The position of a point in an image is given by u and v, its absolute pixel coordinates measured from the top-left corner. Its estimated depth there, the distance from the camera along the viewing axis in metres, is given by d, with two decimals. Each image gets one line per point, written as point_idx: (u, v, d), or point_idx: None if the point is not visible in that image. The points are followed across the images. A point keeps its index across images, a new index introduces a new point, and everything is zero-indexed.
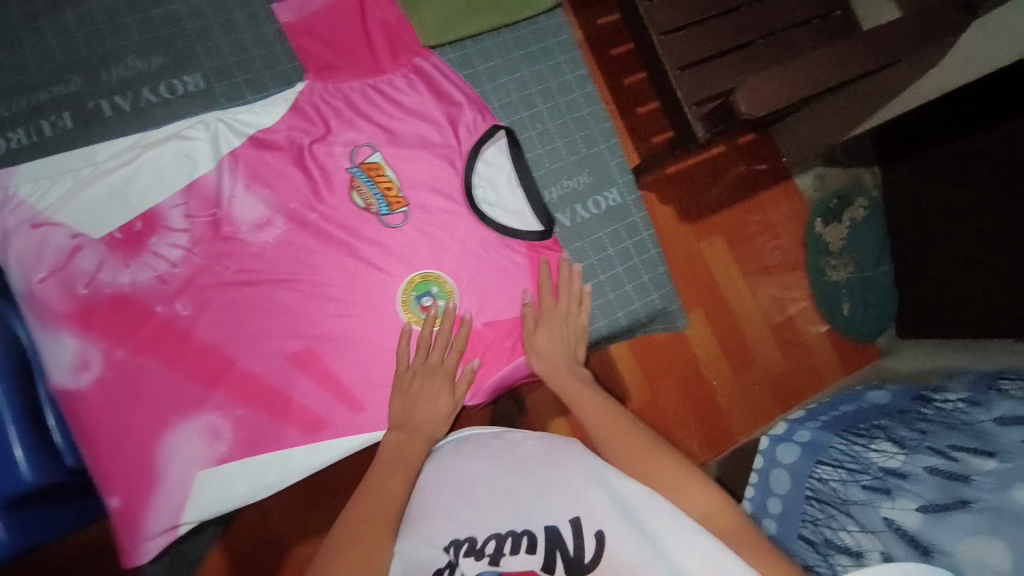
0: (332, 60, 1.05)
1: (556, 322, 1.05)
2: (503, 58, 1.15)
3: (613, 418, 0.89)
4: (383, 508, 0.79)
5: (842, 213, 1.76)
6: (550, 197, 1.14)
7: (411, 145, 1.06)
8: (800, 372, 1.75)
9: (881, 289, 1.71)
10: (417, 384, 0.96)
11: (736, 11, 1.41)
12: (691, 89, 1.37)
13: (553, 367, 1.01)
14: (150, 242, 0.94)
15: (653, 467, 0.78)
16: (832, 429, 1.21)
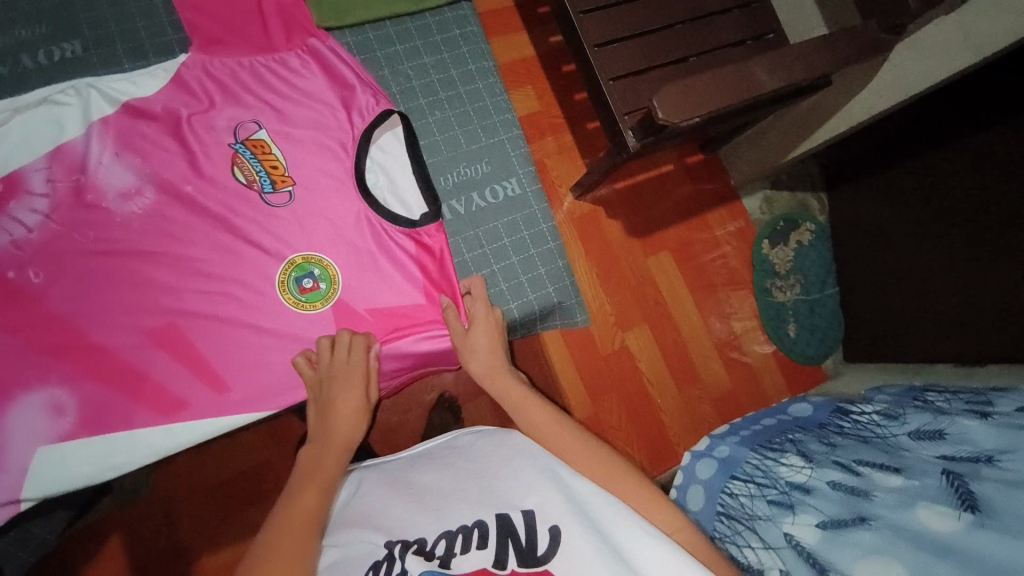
0: (220, 34, 0.83)
1: (484, 320, 0.83)
2: (423, 41, 0.92)
3: (558, 430, 0.74)
4: (299, 517, 0.64)
5: (790, 235, 1.79)
6: (441, 184, 0.89)
7: (305, 125, 0.85)
8: (744, 393, 1.72)
9: (823, 313, 1.76)
10: (326, 396, 0.76)
11: (672, 27, 1.40)
12: (622, 98, 1.34)
13: (489, 366, 0.81)
14: (7, 205, 0.73)
15: (614, 474, 0.68)
16: (748, 445, 1.16)
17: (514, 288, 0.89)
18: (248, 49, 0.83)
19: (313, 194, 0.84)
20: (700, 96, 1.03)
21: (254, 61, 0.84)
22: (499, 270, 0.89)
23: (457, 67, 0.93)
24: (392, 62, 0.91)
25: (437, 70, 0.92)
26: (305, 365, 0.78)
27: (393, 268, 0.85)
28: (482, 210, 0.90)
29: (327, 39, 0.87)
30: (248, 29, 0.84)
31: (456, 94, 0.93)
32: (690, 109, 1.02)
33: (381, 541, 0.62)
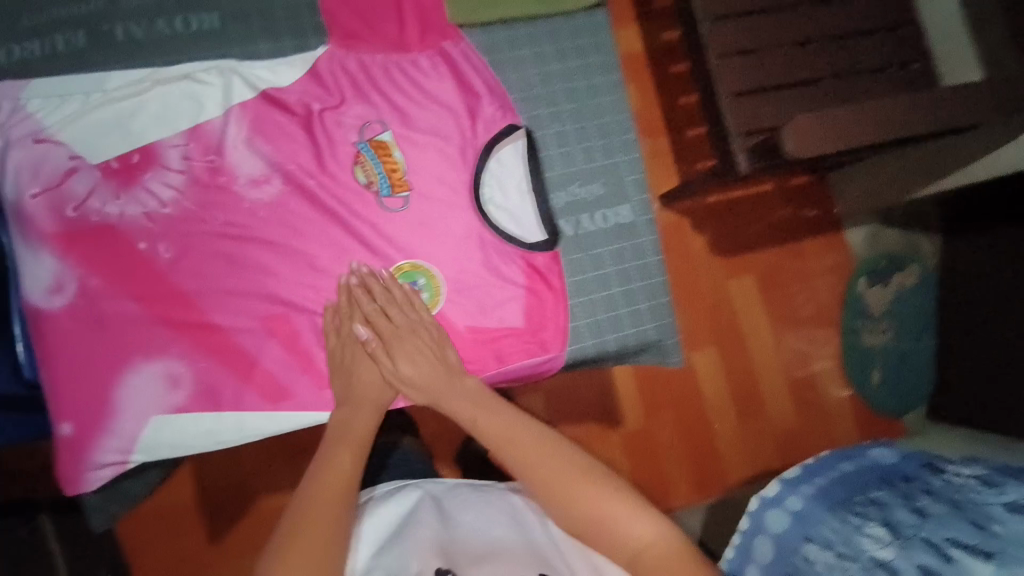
0: (357, 28, 0.81)
1: (409, 344, 0.78)
2: (553, 46, 0.87)
3: (517, 440, 0.74)
4: (330, 491, 0.67)
5: (891, 277, 1.62)
6: (554, 202, 0.86)
7: (428, 130, 0.82)
8: (811, 432, 1.63)
9: (913, 366, 1.58)
10: (348, 357, 0.77)
11: (809, 43, 1.28)
12: (741, 117, 1.25)
13: (424, 389, 0.77)
14: (143, 177, 0.75)
15: (574, 487, 0.71)
16: (826, 501, 1.09)
17: (612, 320, 0.85)
18: (383, 46, 0.82)
19: (428, 203, 0.82)
20: (833, 135, 0.93)
21: (388, 60, 0.82)
22: (599, 300, 0.85)
23: (583, 78, 0.87)
24: (518, 66, 0.86)
25: (562, 78, 0.87)
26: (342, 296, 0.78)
27: (499, 287, 0.83)
28: (592, 235, 0.86)
29: (460, 41, 0.84)
30: (384, 25, 0.82)
31: (579, 106, 0.87)
32: (819, 148, 0.93)
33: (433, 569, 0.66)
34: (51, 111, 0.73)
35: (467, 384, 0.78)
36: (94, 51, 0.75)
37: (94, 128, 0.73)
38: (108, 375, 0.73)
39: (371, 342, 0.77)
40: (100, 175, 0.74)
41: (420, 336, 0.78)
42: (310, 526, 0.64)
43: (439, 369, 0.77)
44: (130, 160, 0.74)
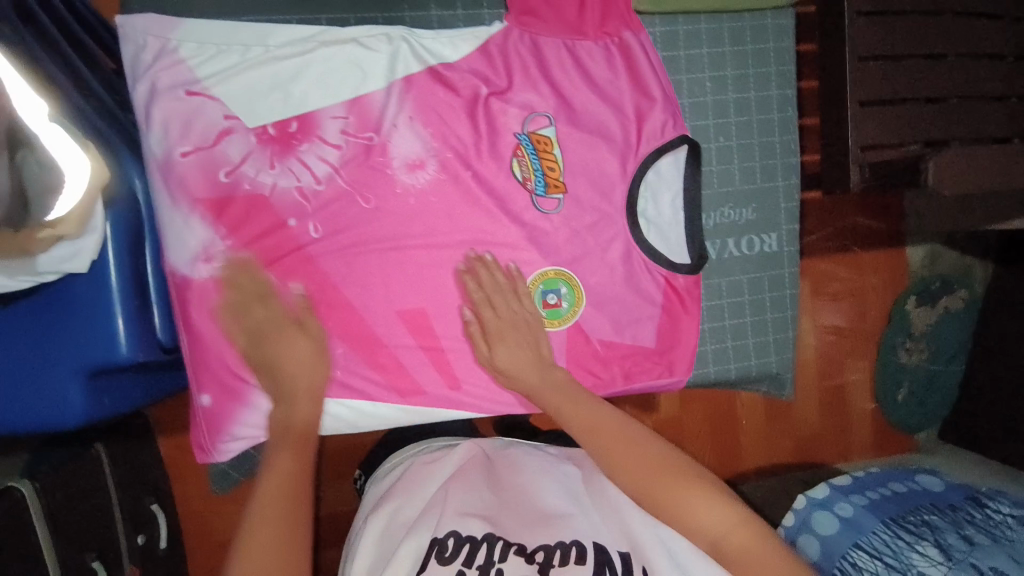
0: (536, 4, 0.73)
1: (510, 334, 0.75)
2: (733, 50, 0.80)
3: (595, 426, 0.70)
4: (276, 488, 0.64)
5: (939, 298, 1.43)
6: (704, 222, 0.82)
7: (593, 128, 0.76)
8: (830, 441, 1.45)
9: (944, 390, 1.42)
10: (266, 347, 0.70)
11: (943, 56, 1.11)
12: (868, 129, 1.09)
13: (519, 377, 0.75)
14: (300, 148, 0.70)
15: (655, 474, 0.65)
16: (878, 514, 1.08)
17: (739, 350, 0.85)
18: (560, 30, 0.74)
19: (582, 207, 0.78)
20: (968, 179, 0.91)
21: (566, 46, 0.74)
22: (730, 326, 0.84)
23: (758, 90, 0.82)
24: (692, 68, 0.80)
25: (736, 88, 0.81)
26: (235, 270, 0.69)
27: (637, 303, 0.80)
28: (735, 261, 0.83)
29: (641, 33, 0.76)
30: (564, 4, 0.74)
31: (747, 121, 0.82)
32: None
33: (479, 530, 0.65)
34: (205, 60, 0.66)
35: (554, 375, 0.74)
36: None
37: (253, 87, 0.67)
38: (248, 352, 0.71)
39: (473, 326, 0.75)
40: (255, 141, 0.68)
41: (518, 321, 0.76)
42: (263, 519, 0.62)
43: (538, 359, 0.75)
44: (287, 127, 0.69)
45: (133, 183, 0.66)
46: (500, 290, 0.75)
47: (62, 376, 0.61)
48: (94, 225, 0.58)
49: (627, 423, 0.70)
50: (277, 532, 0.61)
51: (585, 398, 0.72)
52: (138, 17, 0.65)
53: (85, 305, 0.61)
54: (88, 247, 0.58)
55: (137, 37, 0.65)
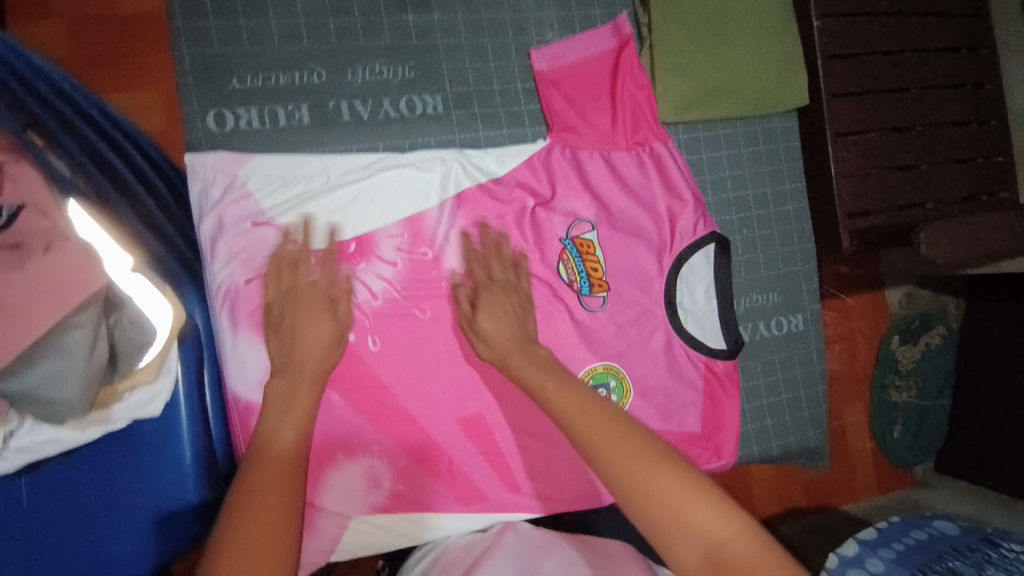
0: (576, 121, 0.79)
1: (495, 301, 0.69)
2: (748, 152, 0.88)
3: (585, 411, 0.55)
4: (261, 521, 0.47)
5: (920, 336, 1.39)
6: (737, 307, 0.87)
7: (630, 230, 0.81)
8: (838, 487, 1.39)
9: (937, 425, 1.38)
10: (288, 321, 0.63)
11: (912, 128, 0.96)
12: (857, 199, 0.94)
13: (501, 346, 0.65)
14: (358, 267, 0.72)
15: (648, 464, 0.50)
16: (908, 567, 0.94)
17: (779, 427, 0.88)
18: (598, 143, 0.80)
19: (625, 302, 0.81)
20: (962, 239, 0.90)
21: (603, 158, 0.80)
22: (768, 405, 0.88)
23: (774, 184, 0.89)
24: (714, 168, 0.87)
25: (755, 184, 0.88)
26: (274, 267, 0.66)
27: (680, 390, 0.83)
28: (767, 342, 0.88)
29: (668, 141, 0.83)
30: (599, 119, 0.80)
31: (767, 213, 0.89)
32: (951, 252, 0.89)
33: None
34: (271, 193, 0.69)
35: (535, 352, 0.64)
36: (319, 129, 0.72)
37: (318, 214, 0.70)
38: (314, 471, 0.70)
39: (461, 288, 0.72)
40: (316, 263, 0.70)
41: (511, 292, 0.70)
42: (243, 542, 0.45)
43: (521, 327, 0.67)
44: (346, 249, 0.71)
45: (194, 317, 0.63)
46: (501, 252, 0.74)
47: (131, 525, 0.59)
48: (169, 366, 0.56)
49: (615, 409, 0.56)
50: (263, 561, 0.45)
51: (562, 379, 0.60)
52: (207, 155, 0.67)
53: (158, 442, 0.59)
54: (164, 388, 0.56)
55: (205, 174, 0.67)
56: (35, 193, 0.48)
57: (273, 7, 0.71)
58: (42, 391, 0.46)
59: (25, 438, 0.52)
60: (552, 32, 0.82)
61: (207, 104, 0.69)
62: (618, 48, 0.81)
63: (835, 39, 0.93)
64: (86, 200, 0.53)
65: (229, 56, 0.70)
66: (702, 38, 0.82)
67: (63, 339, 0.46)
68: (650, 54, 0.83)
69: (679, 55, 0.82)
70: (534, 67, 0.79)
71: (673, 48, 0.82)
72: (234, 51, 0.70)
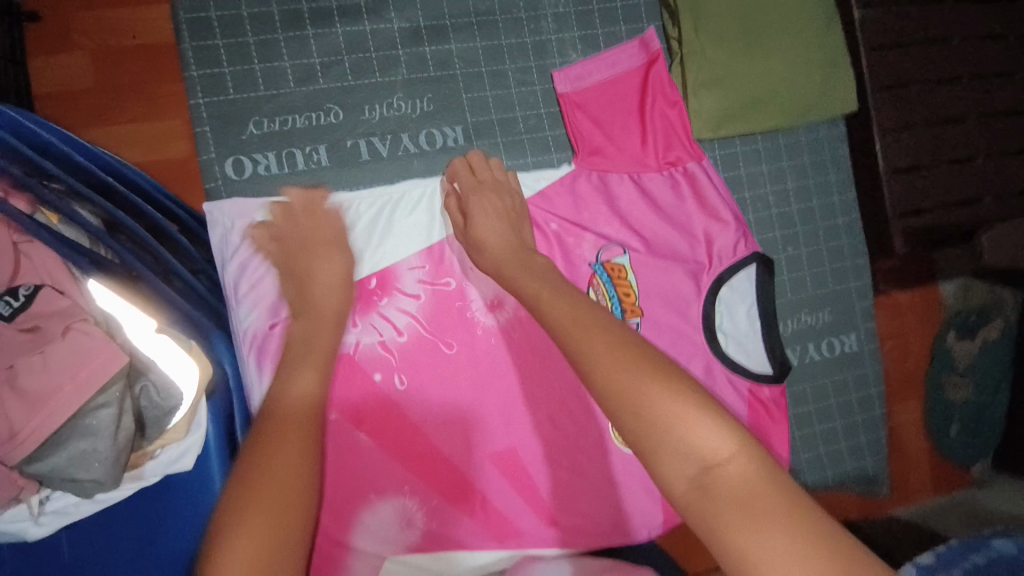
0: (603, 143, 0.76)
1: (483, 211, 0.66)
2: (791, 163, 0.83)
3: (579, 320, 0.48)
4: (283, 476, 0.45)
5: (979, 330, 1.16)
6: (782, 329, 0.81)
7: (664, 253, 0.77)
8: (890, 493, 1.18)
9: (992, 419, 1.16)
10: (302, 265, 0.65)
11: (963, 121, 0.87)
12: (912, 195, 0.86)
13: (499, 258, 0.63)
14: (380, 304, 0.71)
15: (638, 374, 0.42)
16: None
17: (833, 456, 0.83)
18: (625, 164, 0.77)
19: (661, 329, 0.77)
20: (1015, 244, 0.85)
21: (632, 179, 0.77)
22: (820, 432, 0.83)
23: (819, 197, 0.84)
24: (754, 184, 0.82)
25: (799, 198, 0.83)
26: (280, 211, 0.67)
27: None
28: (819, 365, 0.82)
29: (703, 159, 0.79)
30: (628, 139, 0.77)
31: (813, 228, 0.83)
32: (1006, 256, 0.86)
33: None
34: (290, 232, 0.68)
35: (534, 261, 0.61)
36: (338, 170, 0.71)
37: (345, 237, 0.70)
38: (343, 513, 0.69)
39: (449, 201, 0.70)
40: None
41: (501, 198, 0.68)
42: (265, 491, 0.44)
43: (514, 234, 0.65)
44: (367, 285, 0.70)
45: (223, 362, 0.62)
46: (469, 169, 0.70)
47: None
48: (197, 422, 0.55)
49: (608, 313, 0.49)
50: (283, 499, 0.44)
51: (565, 292, 0.53)
52: (226, 204, 0.67)
53: (190, 497, 0.57)
54: (194, 443, 0.55)
55: (224, 223, 0.67)
56: (55, 272, 0.51)
57: (286, 47, 0.70)
58: (71, 473, 0.46)
59: (59, 501, 0.52)
60: (575, 51, 0.78)
61: (227, 153, 0.69)
62: (647, 64, 0.77)
63: (881, 29, 0.84)
64: (106, 277, 0.54)
65: (246, 102, 0.69)
66: (738, 48, 0.77)
67: (87, 421, 0.45)
68: (680, 69, 0.78)
69: (713, 68, 0.77)
70: (556, 90, 0.76)
71: (705, 61, 0.77)
72: (250, 97, 0.69)
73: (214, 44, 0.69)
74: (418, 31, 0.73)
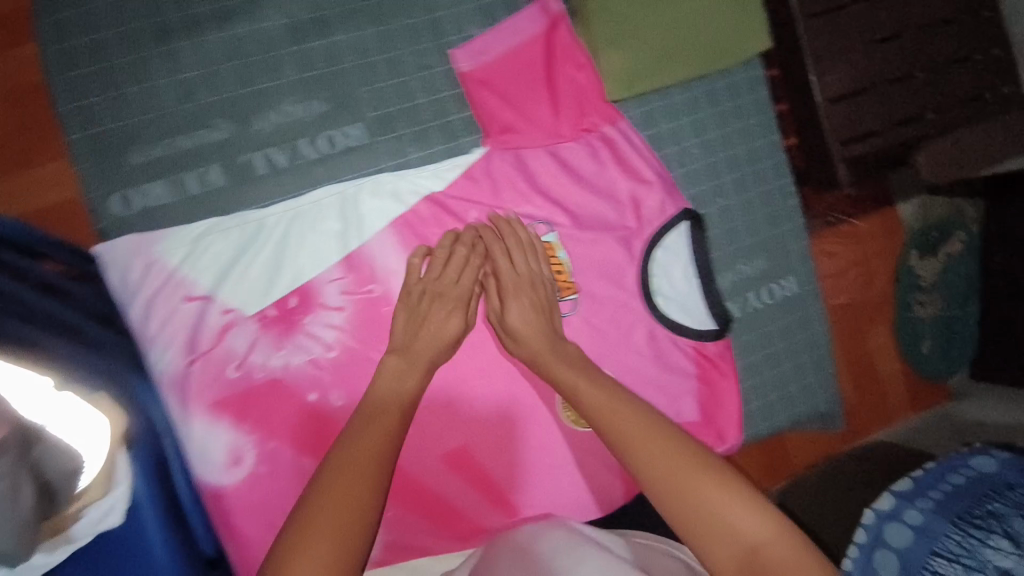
0: (513, 120, 0.72)
1: (522, 292, 0.69)
2: (712, 111, 0.80)
3: (626, 420, 0.61)
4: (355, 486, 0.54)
5: (939, 246, 1.18)
6: (721, 283, 0.80)
7: (590, 225, 0.75)
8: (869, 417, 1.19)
9: (965, 331, 1.19)
10: (423, 310, 0.67)
11: (897, 37, 0.86)
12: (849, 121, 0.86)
13: (536, 346, 0.68)
14: (304, 322, 0.68)
15: (688, 478, 0.57)
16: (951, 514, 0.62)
17: (785, 400, 0.83)
18: (541, 138, 0.74)
19: (597, 302, 0.75)
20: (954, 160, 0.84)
21: (549, 153, 0.74)
22: (769, 379, 0.82)
23: (745, 143, 0.81)
24: (677, 139, 0.79)
25: (724, 147, 0.80)
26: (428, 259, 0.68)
27: (673, 381, 0.77)
28: (761, 314, 0.82)
29: (619, 120, 0.76)
30: (540, 111, 0.73)
31: (742, 176, 0.81)
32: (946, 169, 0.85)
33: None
34: (195, 261, 0.65)
35: (567, 349, 0.68)
36: (234, 189, 0.67)
37: (256, 260, 0.66)
38: None
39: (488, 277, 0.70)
40: (258, 327, 0.67)
41: (536, 286, 0.70)
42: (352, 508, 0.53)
43: (547, 328, 0.68)
44: (287, 304, 0.67)
45: (146, 407, 0.62)
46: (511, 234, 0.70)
47: None
48: (118, 478, 0.54)
49: (648, 410, 0.63)
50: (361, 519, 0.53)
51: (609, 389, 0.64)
52: (120, 243, 0.64)
53: (123, 546, 0.56)
54: (120, 498, 0.54)
55: (124, 262, 0.64)
56: None
57: (161, 66, 0.65)
58: None
59: None
60: (474, 25, 0.73)
61: (110, 188, 0.65)
62: (548, 29, 0.73)
63: None
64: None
65: (126, 130, 0.65)
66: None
67: None
68: (585, 30, 0.74)
69: (620, 24, 0.73)
70: (459, 69, 0.72)
71: (611, 18, 0.73)
72: (129, 125, 0.65)
73: (83, 73, 0.64)
74: (301, 27, 0.68)
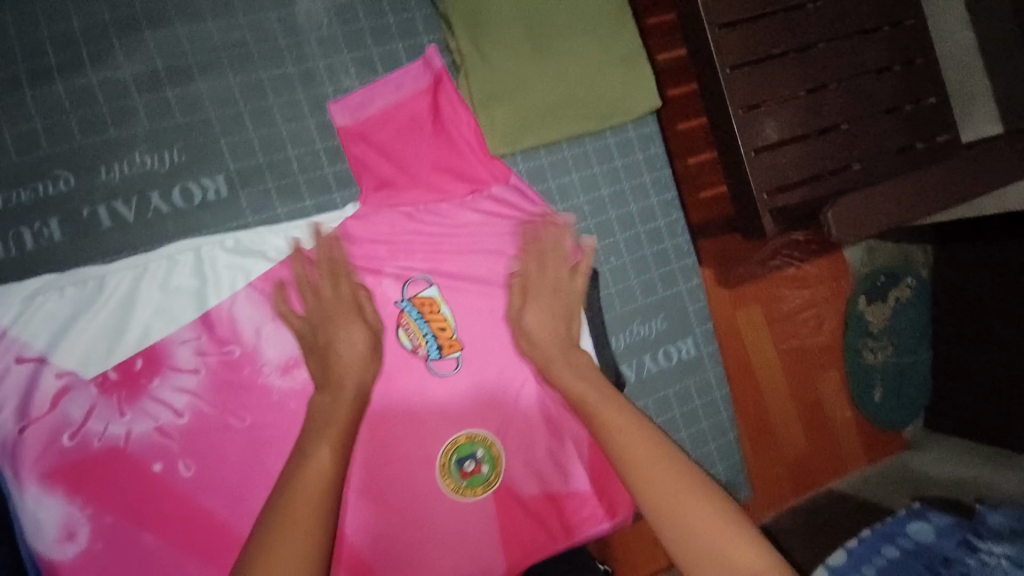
0: (391, 174, 0.71)
1: (544, 298, 0.71)
2: (603, 167, 0.78)
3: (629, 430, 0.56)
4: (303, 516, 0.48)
5: (888, 292, 1.15)
6: (615, 345, 0.78)
7: (470, 285, 0.73)
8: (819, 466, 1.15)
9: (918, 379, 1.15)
10: (323, 339, 0.65)
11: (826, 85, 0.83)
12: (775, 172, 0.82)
13: (548, 351, 0.69)
14: (151, 386, 0.64)
15: (688, 506, 0.50)
16: None
17: None
18: (424, 194, 0.72)
19: (476, 364, 0.72)
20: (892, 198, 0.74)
21: (427, 209, 0.72)
22: None
23: (638, 199, 0.79)
24: (566, 195, 0.77)
25: (616, 203, 0.79)
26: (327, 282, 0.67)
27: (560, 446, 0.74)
28: (657, 377, 0.79)
29: (503, 177, 0.74)
30: (420, 166, 0.72)
31: (636, 233, 0.79)
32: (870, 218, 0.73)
33: None
34: (28, 320, 0.61)
35: (581, 361, 0.67)
36: (76, 243, 0.63)
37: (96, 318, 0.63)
38: None
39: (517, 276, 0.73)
40: (98, 391, 0.63)
41: (564, 294, 0.72)
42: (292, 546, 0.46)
43: (565, 335, 0.70)
44: (132, 367, 0.63)
45: None
46: (559, 250, 0.72)
47: None
48: None
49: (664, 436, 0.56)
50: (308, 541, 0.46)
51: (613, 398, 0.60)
52: None
53: None
54: None
55: None
56: None
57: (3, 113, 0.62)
58: None
59: None
60: (349, 76, 0.71)
61: None
62: (433, 85, 0.72)
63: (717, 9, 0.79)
64: None
65: None
66: (523, 55, 0.72)
67: None
68: (465, 82, 0.73)
69: (500, 78, 0.72)
70: (334, 122, 0.70)
71: (489, 72, 0.71)
72: None
73: None
74: (159, 76, 0.66)
